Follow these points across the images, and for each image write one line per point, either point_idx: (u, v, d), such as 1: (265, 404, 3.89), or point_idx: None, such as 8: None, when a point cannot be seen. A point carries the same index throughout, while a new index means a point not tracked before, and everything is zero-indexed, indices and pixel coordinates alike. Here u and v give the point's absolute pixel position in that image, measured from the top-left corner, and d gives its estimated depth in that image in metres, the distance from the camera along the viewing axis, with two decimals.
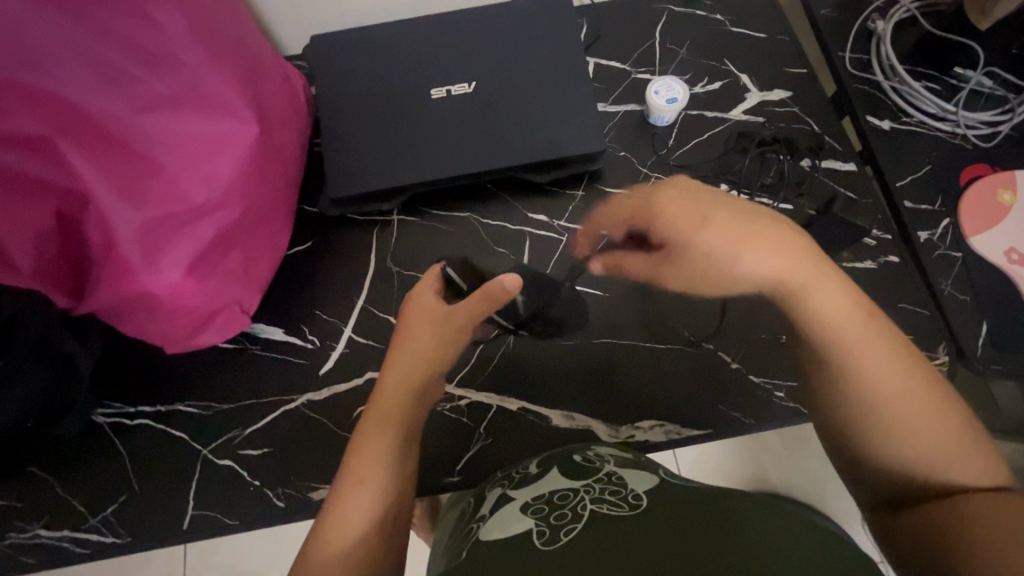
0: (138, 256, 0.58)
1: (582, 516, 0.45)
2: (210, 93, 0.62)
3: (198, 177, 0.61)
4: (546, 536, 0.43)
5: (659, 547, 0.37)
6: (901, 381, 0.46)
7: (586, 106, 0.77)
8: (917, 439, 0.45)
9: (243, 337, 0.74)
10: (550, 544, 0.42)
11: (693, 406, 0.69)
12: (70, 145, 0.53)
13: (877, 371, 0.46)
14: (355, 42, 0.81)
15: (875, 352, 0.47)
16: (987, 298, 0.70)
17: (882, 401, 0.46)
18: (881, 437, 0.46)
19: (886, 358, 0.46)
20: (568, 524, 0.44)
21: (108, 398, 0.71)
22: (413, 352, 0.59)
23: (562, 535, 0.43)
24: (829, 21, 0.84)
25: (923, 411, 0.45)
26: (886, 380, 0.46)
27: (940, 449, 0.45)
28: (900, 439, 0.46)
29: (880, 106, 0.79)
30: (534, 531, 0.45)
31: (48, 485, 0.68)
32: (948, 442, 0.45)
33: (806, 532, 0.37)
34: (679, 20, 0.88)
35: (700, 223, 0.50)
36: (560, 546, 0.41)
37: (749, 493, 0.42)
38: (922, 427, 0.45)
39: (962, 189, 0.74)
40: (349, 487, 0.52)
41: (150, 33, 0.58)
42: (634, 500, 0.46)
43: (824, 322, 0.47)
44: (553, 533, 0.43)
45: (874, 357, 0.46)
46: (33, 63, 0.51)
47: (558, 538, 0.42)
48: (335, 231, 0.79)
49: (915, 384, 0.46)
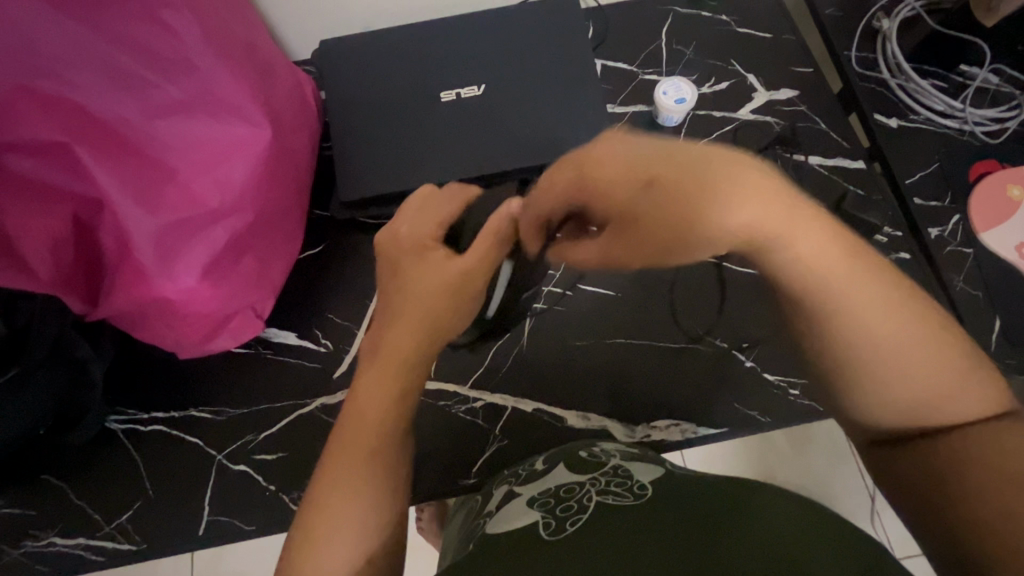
0: (152, 261, 0.58)
1: (588, 507, 0.45)
2: (223, 98, 0.61)
3: (212, 181, 0.61)
4: (551, 527, 0.43)
5: (659, 540, 0.37)
6: (876, 295, 0.44)
7: (596, 106, 0.78)
8: (898, 379, 0.44)
9: (256, 342, 0.73)
10: (555, 535, 0.42)
11: (708, 405, 0.69)
12: (86, 151, 0.53)
13: (869, 315, 0.44)
14: (363, 47, 0.82)
15: (861, 286, 0.44)
16: (1000, 293, 0.70)
17: (885, 361, 0.44)
18: (877, 389, 0.44)
19: (877, 289, 0.44)
20: (572, 516, 0.44)
21: (120, 405, 0.71)
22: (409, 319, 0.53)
23: (568, 525, 0.43)
24: (834, 21, 0.84)
25: (927, 346, 0.44)
26: (875, 312, 0.44)
27: (923, 387, 0.43)
28: (893, 395, 0.44)
29: (888, 105, 0.80)
30: (540, 523, 0.45)
31: (62, 493, 0.67)
32: (951, 385, 0.44)
33: (800, 517, 0.37)
34: (684, 21, 0.88)
35: (643, 188, 0.46)
36: (568, 536, 0.41)
37: (748, 484, 0.42)
38: (913, 381, 0.43)
39: (970, 186, 0.75)
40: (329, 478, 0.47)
41: (166, 40, 0.58)
42: (639, 490, 0.47)
43: (800, 262, 0.45)
44: (559, 524, 0.44)
45: (871, 307, 0.44)
46: (48, 70, 0.51)
47: (563, 529, 0.43)
48: (347, 233, 0.79)
49: (903, 313, 0.44)
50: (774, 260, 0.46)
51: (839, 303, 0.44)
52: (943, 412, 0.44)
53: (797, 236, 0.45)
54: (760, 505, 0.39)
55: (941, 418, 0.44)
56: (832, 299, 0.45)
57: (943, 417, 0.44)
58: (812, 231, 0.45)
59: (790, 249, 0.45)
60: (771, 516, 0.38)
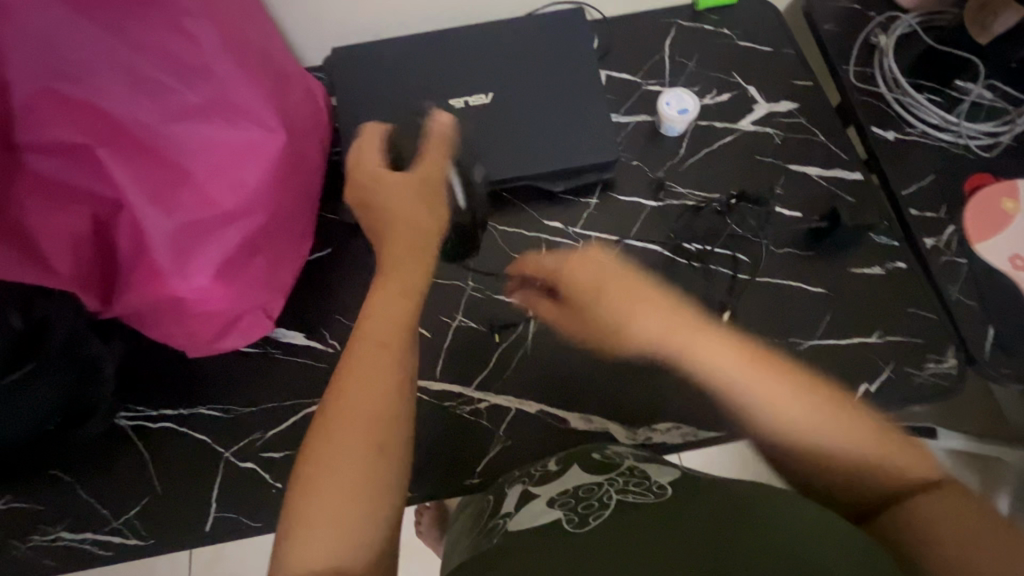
0: (167, 260, 0.60)
1: (610, 504, 0.47)
2: (239, 103, 0.62)
3: (227, 184, 0.62)
4: (575, 521, 0.45)
5: (670, 538, 0.39)
6: (789, 389, 0.50)
7: (601, 115, 0.79)
8: (818, 450, 0.48)
9: (265, 341, 0.75)
10: (580, 529, 0.43)
11: (708, 409, 0.70)
12: (107, 153, 0.55)
13: (760, 393, 0.50)
14: (374, 54, 0.83)
15: (753, 374, 0.51)
16: (995, 303, 0.72)
17: (802, 439, 0.49)
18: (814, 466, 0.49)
19: (783, 386, 0.50)
20: (596, 512, 0.46)
21: (130, 401, 0.72)
22: (385, 314, 0.55)
23: (591, 520, 0.44)
24: (833, 35, 0.87)
25: (835, 417, 0.49)
26: (770, 403, 0.50)
27: (850, 448, 0.48)
28: (829, 470, 0.48)
29: (885, 118, 0.82)
30: (563, 518, 0.46)
31: (71, 488, 0.68)
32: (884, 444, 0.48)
33: (815, 522, 0.38)
34: (687, 34, 0.90)
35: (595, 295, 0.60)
36: (594, 530, 0.42)
37: (756, 485, 0.44)
38: (832, 448, 0.48)
39: (965, 198, 0.77)
40: (317, 441, 0.47)
41: (185, 45, 0.59)
42: (660, 489, 0.48)
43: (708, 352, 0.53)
44: (582, 519, 0.45)
45: (765, 388, 0.51)
46: (75, 76, 0.53)
47: (587, 523, 0.44)
48: (356, 236, 0.80)
49: (818, 404, 0.49)
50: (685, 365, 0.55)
51: (724, 378, 0.52)
52: (889, 472, 0.47)
53: (699, 348, 0.54)
54: (775, 505, 0.40)
55: (878, 484, 0.47)
56: (749, 397, 0.51)
57: (881, 483, 0.47)
58: (713, 343, 0.53)
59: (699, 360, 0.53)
60: (780, 518, 0.39)
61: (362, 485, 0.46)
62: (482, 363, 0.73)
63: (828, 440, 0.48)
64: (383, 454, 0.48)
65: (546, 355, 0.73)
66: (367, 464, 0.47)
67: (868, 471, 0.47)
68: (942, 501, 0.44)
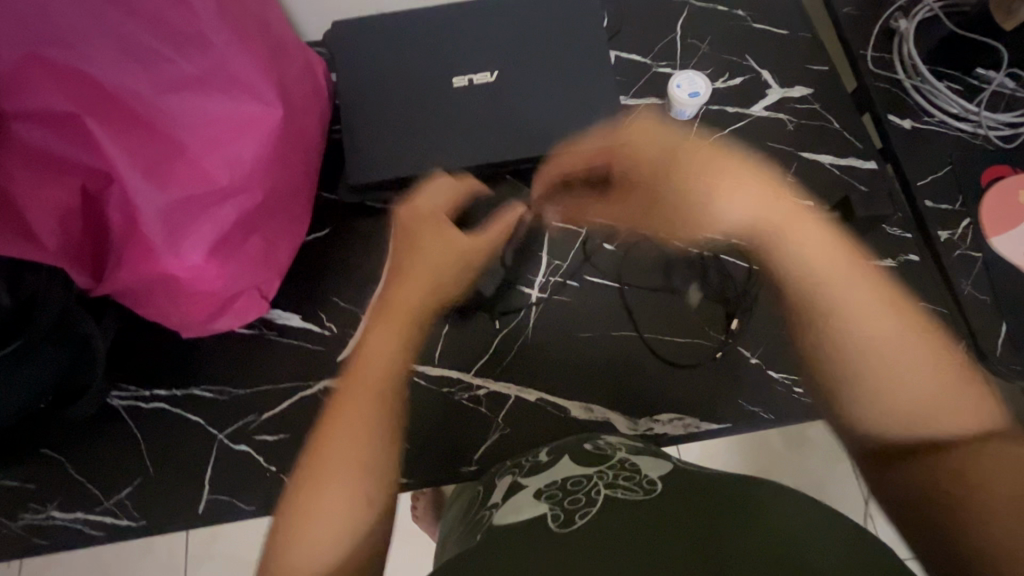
0: (160, 236, 0.58)
1: (597, 500, 0.44)
2: (236, 75, 0.60)
3: (222, 159, 0.60)
4: (560, 519, 0.42)
5: (669, 533, 0.37)
6: (893, 319, 0.50)
7: (609, 97, 0.77)
8: (897, 382, 0.48)
9: (259, 323, 0.73)
10: (565, 527, 0.41)
11: (711, 401, 0.69)
12: (98, 124, 0.53)
13: (856, 314, 0.50)
14: (375, 28, 0.81)
15: (849, 283, 0.52)
16: (1008, 298, 0.70)
17: (887, 361, 0.48)
18: (892, 392, 0.48)
19: (885, 317, 0.50)
20: (582, 508, 0.44)
21: (122, 380, 0.70)
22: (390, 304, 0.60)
23: (578, 517, 0.42)
24: (852, 19, 0.84)
25: (922, 356, 0.49)
26: (864, 320, 0.50)
27: (925, 388, 0.47)
28: (902, 395, 0.47)
29: (902, 105, 0.79)
30: (548, 514, 0.44)
31: (62, 468, 0.67)
32: (952, 390, 0.48)
33: (812, 523, 0.37)
34: (701, 15, 0.87)
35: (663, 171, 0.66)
36: (578, 529, 0.40)
37: (754, 481, 0.42)
38: (917, 372, 0.48)
39: (982, 190, 0.74)
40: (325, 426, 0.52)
41: (180, 12, 0.57)
42: (649, 484, 0.46)
43: (799, 261, 0.54)
44: (568, 517, 0.43)
45: (864, 311, 0.50)
46: (62, 41, 0.51)
47: (573, 521, 0.41)
48: (352, 217, 0.78)
49: (908, 332, 0.50)
50: (775, 262, 0.55)
51: (833, 295, 0.52)
52: (939, 424, 0.46)
53: (791, 231, 0.55)
54: (776, 504, 0.38)
55: (941, 428, 0.46)
56: (838, 299, 0.51)
57: (941, 430, 0.46)
58: (807, 228, 0.55)
59: (791, 247, 0.54)
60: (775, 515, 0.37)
61: (339, 482, 0.49)
62: (482, 350, 0.72)
63: (918, 383, 0.48)
64: (364, 455, 0.50)
65: (549, 343, 0.72)
66: (366, 442, 0.51)
67: (937, 415, 0.47)
68: (993, 460, 0.44)
